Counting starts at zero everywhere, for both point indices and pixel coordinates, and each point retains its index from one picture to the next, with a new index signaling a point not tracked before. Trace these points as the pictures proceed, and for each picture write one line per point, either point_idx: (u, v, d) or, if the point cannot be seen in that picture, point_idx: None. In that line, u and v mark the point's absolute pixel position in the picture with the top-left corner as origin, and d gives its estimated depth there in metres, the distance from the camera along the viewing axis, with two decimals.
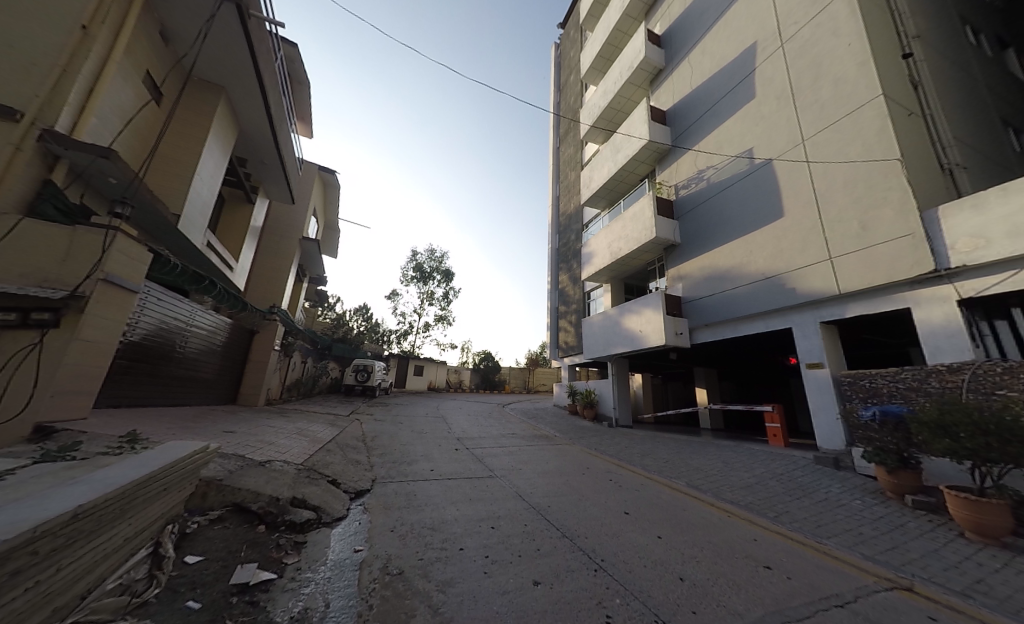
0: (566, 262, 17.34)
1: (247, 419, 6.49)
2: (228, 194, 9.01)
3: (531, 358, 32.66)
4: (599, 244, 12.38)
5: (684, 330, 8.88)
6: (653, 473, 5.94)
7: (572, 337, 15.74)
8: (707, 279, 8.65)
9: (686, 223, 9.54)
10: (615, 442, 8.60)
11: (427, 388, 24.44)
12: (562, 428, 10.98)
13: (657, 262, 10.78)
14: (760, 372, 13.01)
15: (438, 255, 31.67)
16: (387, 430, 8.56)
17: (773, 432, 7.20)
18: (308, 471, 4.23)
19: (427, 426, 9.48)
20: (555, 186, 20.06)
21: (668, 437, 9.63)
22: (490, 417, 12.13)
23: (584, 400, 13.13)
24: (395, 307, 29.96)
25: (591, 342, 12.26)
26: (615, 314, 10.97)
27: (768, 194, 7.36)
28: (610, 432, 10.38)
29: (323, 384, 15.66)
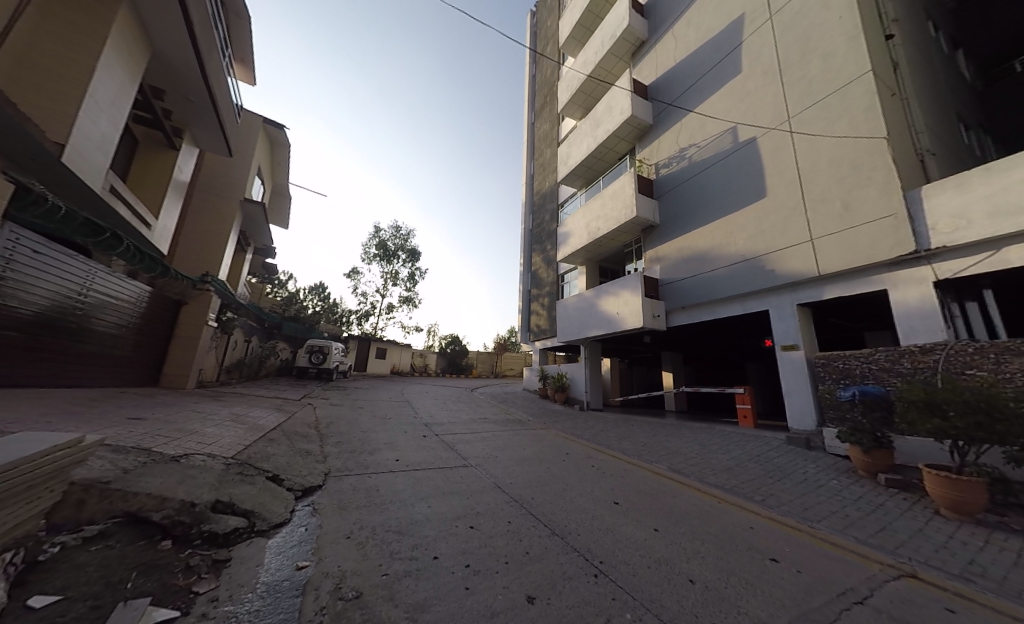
0: (540, 243, 16.85)
1: (169, 403, 5.37)
2: (140, 135, 7.18)
3: (499, 343, 32.34)
4: (576, 223, 12.00)
5: (661, 312, 8.81)
6: (631, 456, 5.80)
7: (544, 321, 15.47)
8: (684, 260, 8.59)
9: (667, 203, 9.37)
10: (589, 425, 8.49)
11: (390, 371, 23.27)
12: (534, 412, 10.76)
13: (636, 243, 10.63)
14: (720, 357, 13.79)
15: (403, 234, 29.86)
16: (344, 416, 7.70)
17: (744, 412, 7.39)
18: (241, 467, 3.39)
19: (390, 411, 8.71)
20: (529, 164, 19.31)
21: (639, 420, 9.72)
22: (458, 401, 11.57)
23: (556, 384, 12.89)
24: (355, 286, 27.94)
25: (566, 326, 12.02)
26: (591, 296, 10.72)
27: (753, 173, 7.28)
28: (583, 416, 10.29)
29: (271, 366, 14.05)
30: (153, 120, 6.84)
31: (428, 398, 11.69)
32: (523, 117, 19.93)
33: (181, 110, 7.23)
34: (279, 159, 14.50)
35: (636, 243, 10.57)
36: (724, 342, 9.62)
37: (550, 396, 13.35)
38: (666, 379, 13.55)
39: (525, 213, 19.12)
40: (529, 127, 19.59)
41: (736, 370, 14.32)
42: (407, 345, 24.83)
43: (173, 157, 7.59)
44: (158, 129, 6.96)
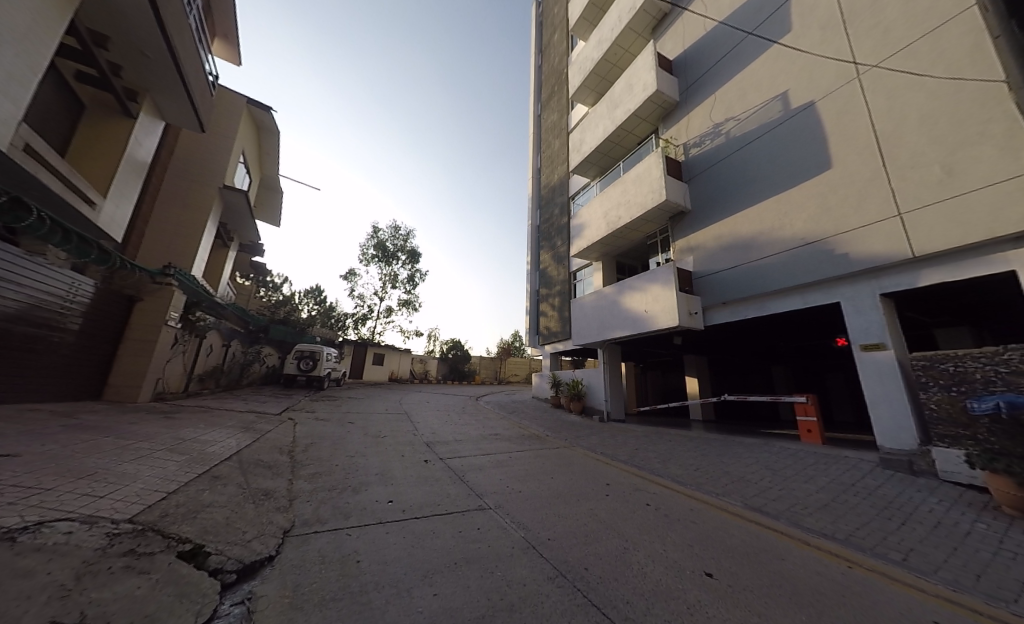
0: (548, 240, 15.81)
1: (98, 425, 4.17)
2: (88, 99, 6.09)
3: (503, 348, 31.08)
4: (593, 214, 10.95)
5: (698, 310, 7.64)
6: (689, 486, 4.60)
7: (554, 322, 14.34)
8: (725, 249, 7.46)
9: (700, 185, 8.28)
10: (618, 440, 7.28)
11: (388, 378, 21.94)
12: (549, 424, 9.55)
13: (661, 234, 9.55)
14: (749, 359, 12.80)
15: (403, 234, 28.84)
16: (332, 434, 6.49)
17: (807, 427, 6.21)
18: (138, 540, 2.07)
19: (387, 426, 7.51)
20: (537, 159, 18.44)
21: (672, 433, 8.51)
22: (463, 412, 10.36)
23: (571, 392, 11.71)
24: (353, 289, 26.76)
25: (582, 327, 10.88)
26: (613, 292, 9.58)
27: (812, 143, 6.16)
28: (606, 428, 9.10)
29: (255, 374, 12.87)
30: (101, 78, 5.77)
31: (430, 410, 10.48)
32: (530, 110, 19.38)
33: (138, 71, 6.16)
34: (268, 147, 13.77)
35: (663, 234, 9.51)
36: (764, 343, 8.55)
37: (564, 404, 12.17)
38: (690, 384, 12.45)
39: (532, 209, 18.14)
40: (535, 120, 18.93)
41: (762, 373, 13.30)
42: (406, 351, 23.57)
43: (130, 127, 6.47)
44: (108, 90, 5.89)
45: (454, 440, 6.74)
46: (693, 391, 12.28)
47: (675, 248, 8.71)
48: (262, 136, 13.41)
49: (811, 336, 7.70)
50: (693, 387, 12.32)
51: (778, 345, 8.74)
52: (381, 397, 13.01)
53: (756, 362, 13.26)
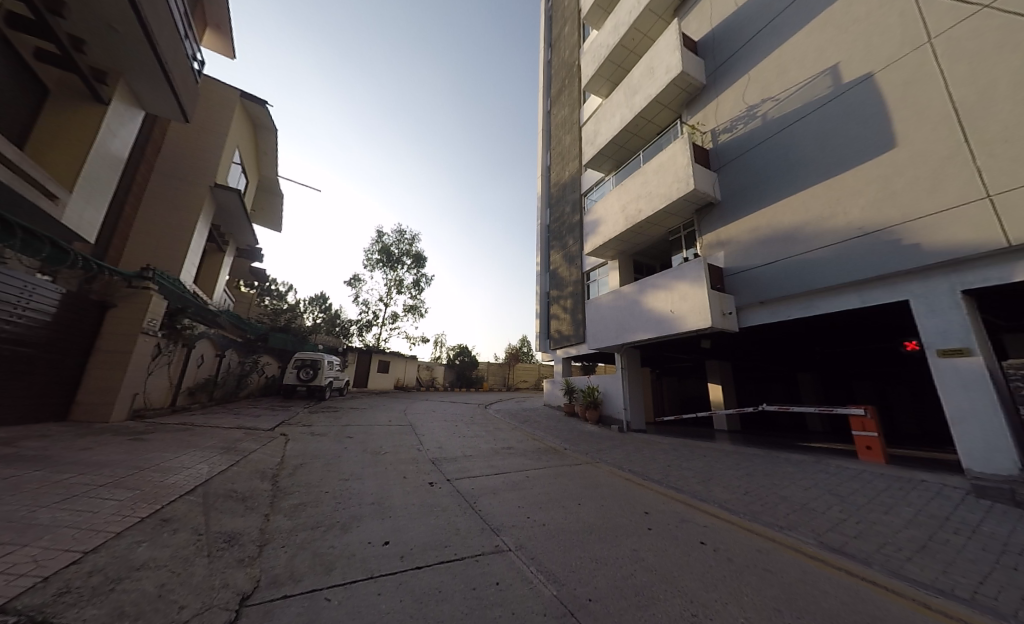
0: (559, 239, 15.21)
1: (51, 456, 3.54)
2: (55, 83, 5.95)
3: (511, 352, 30.34)
4: (609, 209, 10.33)
5: (731, 309, 6.94)
6: (748, 514, 3.86)
7: (566, 325, 13.66)
8: (762, 242, 6.78)
9: (733, 175, 7.66)
10: (646, 454, 6.54)
11: (394, 386, 21.32)
12: (566, 435, 8.81)
13: (685, 228, 8.88)
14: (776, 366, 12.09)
15: (409, 238, 28.46)
16: (332, 453, 5.84)
17: (866, 444, 5.36)
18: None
19: (395, 440, 6.87)
20: (546, 156, 17.97)
21: (703, 446, 7.74)
22: (474, 423, 9.70)
23: (587, 399, 10.99)
24: (357, 295, 26.31)
25: (598, 329, 10.18)
26: (633, 291, 8.89)
27: (869, 120, 5.49)
28: (628, 439, 8.36)
29: (253, 385, 12.36)
30: (62, 56, 5.58)
31: (439, 420, 9.84)
32: (539, 106, 18.95)
33: (104, 49, 5.88)
34: (265, 144, 13.46)
35: (687, 229, 8.85)
36: (802, 348, 7.88)
37: (579, 413, 11.46)
38: (714, 391, 11.70)
39: (541, 208, 17.56)
40: (545, 116, 18.48)
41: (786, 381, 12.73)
42: (412, 358, 22.98)
43: (101, 113, 6.26)
44: (72, 70, 5.67)
45: (465, 456, 6.05)
46: (717, 399, 11.54)
47: (704, 243, 8.07)
48: (258, 134, 13.08)
49: (858, 341, 7.02)
50: (718, 394, 11.57)
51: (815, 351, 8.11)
52: (387, 407, 12.45)
53: (781, 369, 12.67)
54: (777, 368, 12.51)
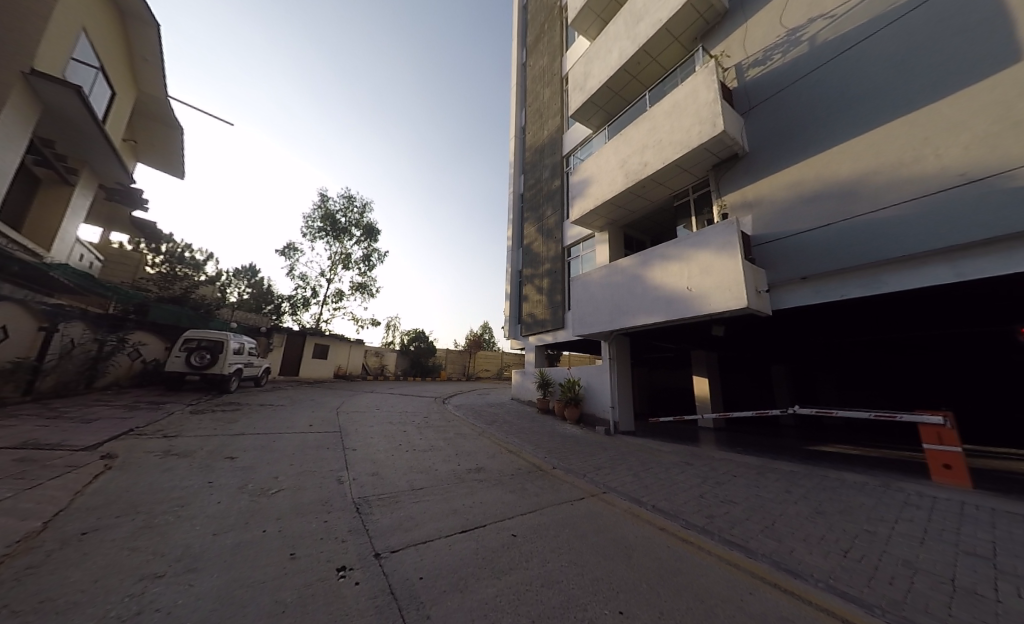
0: (535, 210, 13.29)
1: None
2: None
3: (472, 339, 28.12)
4: (603, 166, 8.58)
5: (765, 288, 5.59)
6: (888, 604, 2.33)
7: (541, 308, 11.90)
8: (809, 202, 5.49)
9: (765, 119, 6.27)
10: (657, 473, 5.03)
11: (333, 375, 18.14)
12: (544, 440, 7.10)
13: (696, 190, 7.55)
14: (753, 358, 12.08)
15: (358, 205, 24.65)
16: (179, 488, 3.44)
17: (946, 462, 4.29)
18: None
19: (310, 461, 4.60)
20: (519, 115, 15.77)
21: (711, 454, 6.45)
22: (428, 426, 7.59)
23: (566, 395, 9.43)
24: (291, 266, 22.13)
25: (586, 310, 8.48)
26: (635, 264, 7.30)
27: (971, 34, 4.27)
28: (623, 447, 6.86)
29: (120, 371, 8.92)
30: None
31: (380, 422, 7.60)
32: (510, 57, 16.45)
33: None
34: (142, 46, 9.54)
35: (698, 190, 7.52)
36: (815, 337, 7.26)
37: (555, 410, 9.90)
38: (701, 385, 10.97)
39: (513, 175, 15.34)
40: (519, 69, 16.09)
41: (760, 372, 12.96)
42: (358, 342, 19.86)
43: None
44: None
45: (421, 488, 4.03)
46: (703, 393, 10.81)
47: (725, 205, 6.74)
48: (128, 26, 9.12)
49: (880, 330, 6.52)
50: (704, 389, 10.82)
51: (816, 342, 7.84)
52: (320, 401, 9.87)
53: (754, 363, 12.83)
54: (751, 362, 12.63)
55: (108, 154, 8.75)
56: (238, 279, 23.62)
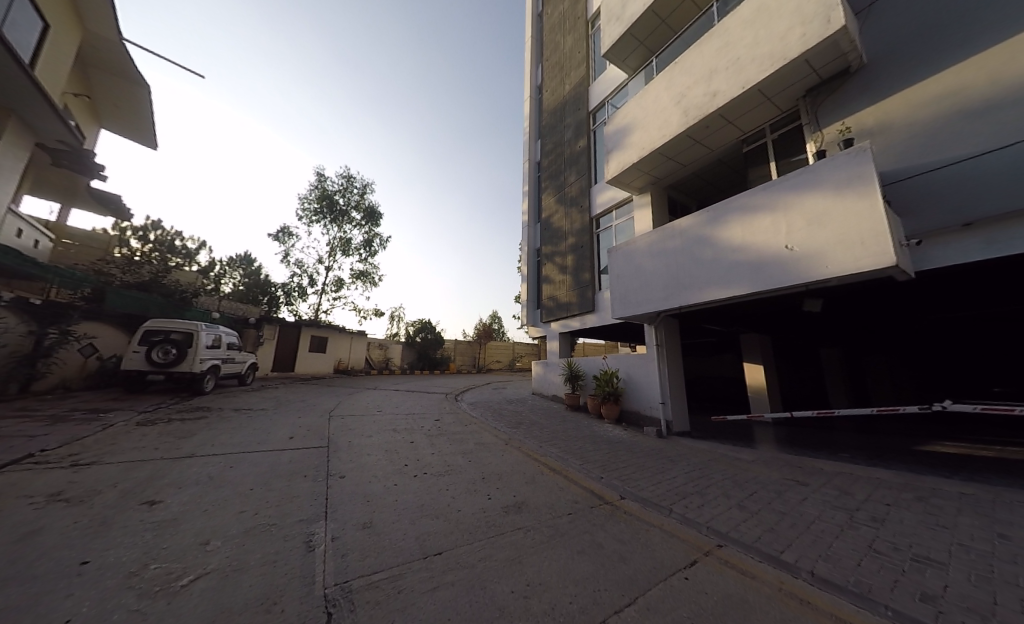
0: (554, 176, 11.57)
1: None
2: None
3: (482, 328, 26.64)
4: (648, 107, 6.85)
5: (908, 239, 3.90)
6: None
7: (564, 290, 10.33)
8: (985, 111, 3.75)
9: (900, 8, 4.48)
10: (772, 500, 3.52)
11: (334, 369, 16.84)
12: (588, 448, 5.64)
13: (775, 129, 5.89)
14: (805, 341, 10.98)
15: (358, 186, 22.87)
16: (11, 578, 1.99)
17: None
18: None
19: (271, 506, 3.09)
20: (535, 71, 13.89)
21: (812, 465, 4.92)
22: (443, 433, 6.15)
23: (602, 390, 7.98)
24: (287, 253, 20.67)
25: (627, 287, 6.90)
26: (702, 222, 5.60)
27: None
28: (692, 458, 5.36)
29: (69, 369, 7.64)
30: None
31: (382, 431, 6.13)
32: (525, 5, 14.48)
33: None
34: None
35: (777, 132, 5.86)
36: (919, 312, 6.04)
37: (588, 406, 8.52)
38: (755, 373, 9.44)
39: (529, 141, 13.53)
40: (534, 19, 14.19)
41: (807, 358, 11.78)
42: (361, 334, 18.48)
43: None
44: None
45: (437, 551, 2.57)
46: (759, 383, 9.30)
47: (847, 127, 4.79)
48: None
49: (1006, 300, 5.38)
50: (759, 377, 9.29)
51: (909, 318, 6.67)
52: (315, 403, 8.49)
53: (802, 346, 11.80)
54: (800, 345, 11.59)
55: (40, 103, 7.07)
56: (234, 270, 22.32)
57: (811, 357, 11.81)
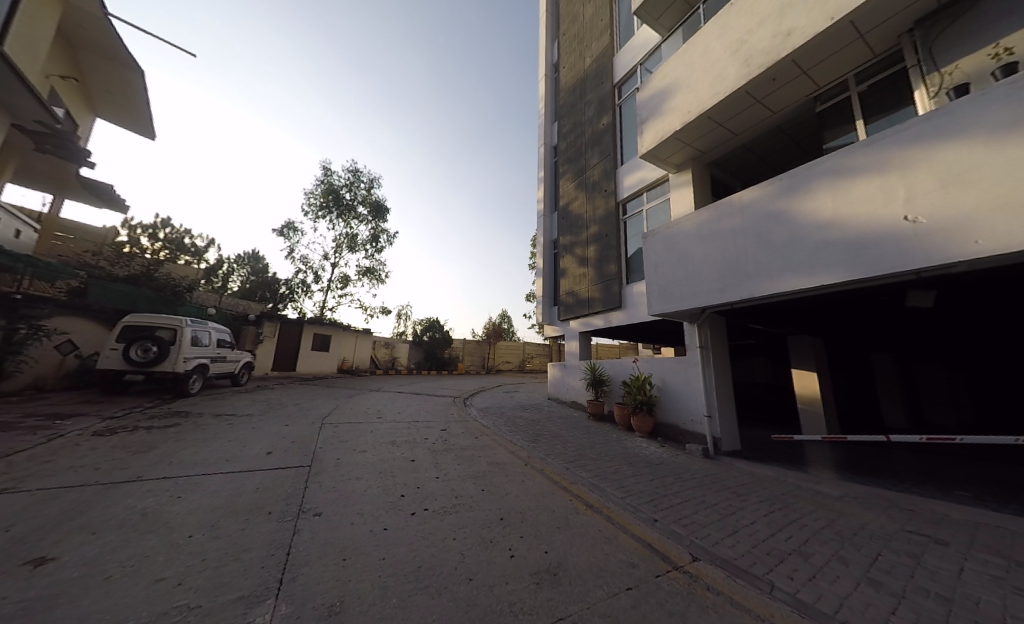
0: (574, 160, 10.54)
1: None
2: None
3: (491, 327, 25.69)
4: (695, 62, 5.80)
5: None
6: None
7: (586, 285, 9.29)
8: None
9: None
10: (921, 581, 2.49)
11: (338, 369, 16.12)
12: (626, 471, 4.62)
13: (861, 79, 4.88)
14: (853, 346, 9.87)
15: (364, 180, 22.24)
16: None
17: None
18: None
19: (203, 558, 2.19)
20: (552, 50, 12.92)
21: (923, 503, 3.82)
22: (450, 447, 5.24)
23: (633, 397, 6.94)
24: (292, 248, 20.12)
25: (669, 278, 5.85)
26: (773, 193, 4.54)
27: None
28: (757, 487, 4.30)
29: (43, 369, 7.04)
30: None
31: (377, 442, 5.24)
32: None
33: None
34: None
35: (864, 83, 4.87)
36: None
37: (615, 416, 7.47)
38: (805, 381, 8.25)
39: (543, 124, 12.53)
40: None
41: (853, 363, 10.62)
42: (366, 332, 17.77)
43: None
44: None
45: None
46: (810, 392, 8.11)
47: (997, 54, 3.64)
48: None
49: None
50: (811, 385, 8.10)
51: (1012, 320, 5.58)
52: (311, 407, 7.69)
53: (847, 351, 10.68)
54: (846, 350, 10.45)
55: (21, 91, 6.31)
56: (240, 268, 21.90)
57: (858, 362, 10.63)
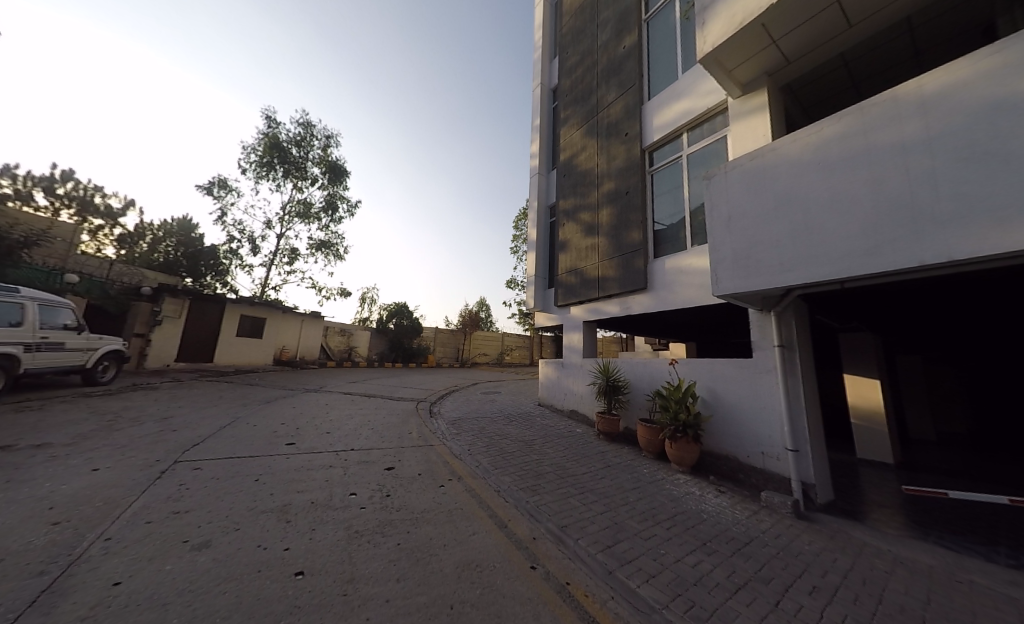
0: (582, 101, 8.17)
1: None
2: None
3: (468, 316, 23.11)
4: None
5: None
6: None
7: (597, 259, 7.07)
8: None
9: None
10: None
11: (276, 360, 13.10)
12: (716, 578, 2.45)
13: None
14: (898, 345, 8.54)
15: (319, 135, 18.66)
16: None
17: None
18: None
19: None
20: None
21: None
22: (388, 520, 2.84)
23: (672, 415, 4.83)
24: (225, 210, 16.44)
25: (756, 238, 3.68)
26: (1011, 61, 2.29)
27: None
28: (962, 609, 2.29)
29: None
30: None
31: (241, 511, 2.72)
32: None
33: None
34: None
35: None
36: None
37: (639, 439, 5.38)
38: (862, 389, 6.56)
39: (541, 61, 9.98)
40: None
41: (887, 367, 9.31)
42: (316, 316, 14.72)
43: None
44: None
45: None
46: (869, 403, 6.48)
47: None
48: None
49: None
50: (872, 395, 6.45)
51: None
52: (188, 421, 5.02)
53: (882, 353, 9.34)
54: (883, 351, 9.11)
55: None
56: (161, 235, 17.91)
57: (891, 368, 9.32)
